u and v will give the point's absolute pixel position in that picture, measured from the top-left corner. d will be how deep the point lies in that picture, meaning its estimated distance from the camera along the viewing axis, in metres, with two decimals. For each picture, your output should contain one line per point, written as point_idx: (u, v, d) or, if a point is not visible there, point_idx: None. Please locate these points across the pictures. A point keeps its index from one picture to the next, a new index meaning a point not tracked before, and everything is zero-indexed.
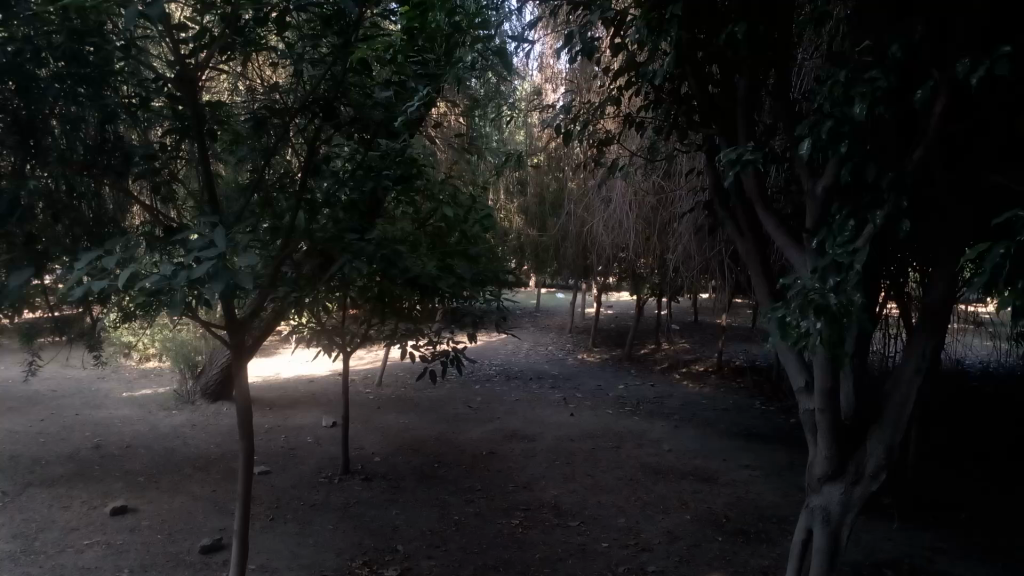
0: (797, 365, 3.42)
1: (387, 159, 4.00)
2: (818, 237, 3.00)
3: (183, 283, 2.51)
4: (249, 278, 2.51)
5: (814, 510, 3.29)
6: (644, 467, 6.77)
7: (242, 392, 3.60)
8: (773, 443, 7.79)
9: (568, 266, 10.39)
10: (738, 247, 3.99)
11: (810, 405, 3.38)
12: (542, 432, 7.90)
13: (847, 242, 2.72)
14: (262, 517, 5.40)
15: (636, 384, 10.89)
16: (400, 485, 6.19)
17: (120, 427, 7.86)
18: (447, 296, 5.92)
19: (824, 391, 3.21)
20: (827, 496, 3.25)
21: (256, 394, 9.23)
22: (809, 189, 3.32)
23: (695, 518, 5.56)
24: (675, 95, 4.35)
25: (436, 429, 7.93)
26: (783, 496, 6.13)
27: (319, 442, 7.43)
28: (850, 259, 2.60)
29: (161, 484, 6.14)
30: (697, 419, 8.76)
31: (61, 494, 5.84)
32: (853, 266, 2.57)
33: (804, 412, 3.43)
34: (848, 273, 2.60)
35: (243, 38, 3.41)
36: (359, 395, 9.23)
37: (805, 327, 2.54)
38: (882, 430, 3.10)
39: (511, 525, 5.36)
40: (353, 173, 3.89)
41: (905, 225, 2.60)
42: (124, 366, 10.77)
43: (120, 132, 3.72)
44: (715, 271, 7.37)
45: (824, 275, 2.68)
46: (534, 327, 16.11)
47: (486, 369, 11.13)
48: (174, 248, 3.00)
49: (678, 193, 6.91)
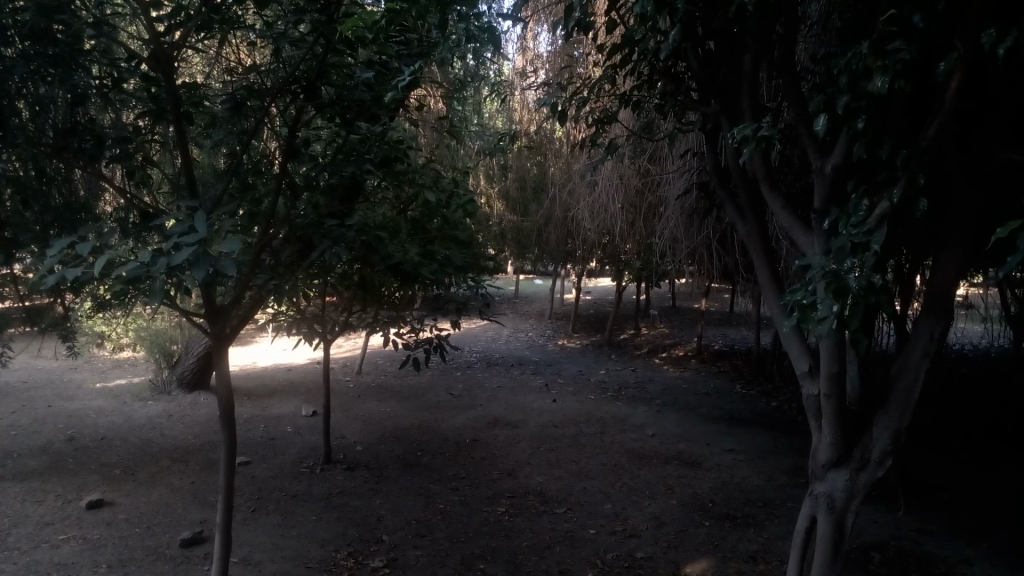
0: (801, 350, 3.38)
1: (368, 142, 3.92)
2: (831, 218, 2.92)
3: (163, 270, 2.39)
4: (234, 263, 2.40)
5: (819, 496, 3.24)
6: (629, 453, 6.75)
7: (223, 381, 3.47)
8: (756, 427, 7.80)
9: (549, 252, 10.32)
10: (739, 229, 3.94)
11: (815, 390, 3.35)
12: (525, 418, 7.85)
13: (862, 222, 2.65)
14: (243, 508, 5.30)
15: (617, 370, 10.87)
16: (383, 474, 6.11)
17: (95, 418, 7.69)
18: (429, 282, 5.83)
19: (830, 373, 3.17)
20: (831, 483, 3.21)
21: (233, 383, 9.08)
22: (818, 167, 3.25)
23: (682, 503, 5.54)
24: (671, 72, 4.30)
25: (418, 417, 7.84)
26: (769, 480, 6.12)
27: (299, 431, 7.32)
28: (867, 239, 2.52)
29: (138, 476, 6.01)
30: (679, 404, 8.76)
31: (34, 488, 5.69)
32: (870, 247, 2.50)
33: (808, 397, 3.39)
34: (865, 254, 2.53)
35: (220, 16, 3.25)
36: (339, 384, 9.12)
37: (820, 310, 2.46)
38: (886, 413, 3.06)
39: (497, 513, 5.30)
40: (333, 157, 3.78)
41: (923, 203, 2.54)
42: (97, 356, 10.56)
43: (91, 115, 3.56)
44: (701, 256, 7.32)
45: (840, 256, 2.60)
46: (514, 313, 16.06)
47: (467, 356, 11.06)
48: (151, 232, 2.87)
49: (665, 177, 6.85)
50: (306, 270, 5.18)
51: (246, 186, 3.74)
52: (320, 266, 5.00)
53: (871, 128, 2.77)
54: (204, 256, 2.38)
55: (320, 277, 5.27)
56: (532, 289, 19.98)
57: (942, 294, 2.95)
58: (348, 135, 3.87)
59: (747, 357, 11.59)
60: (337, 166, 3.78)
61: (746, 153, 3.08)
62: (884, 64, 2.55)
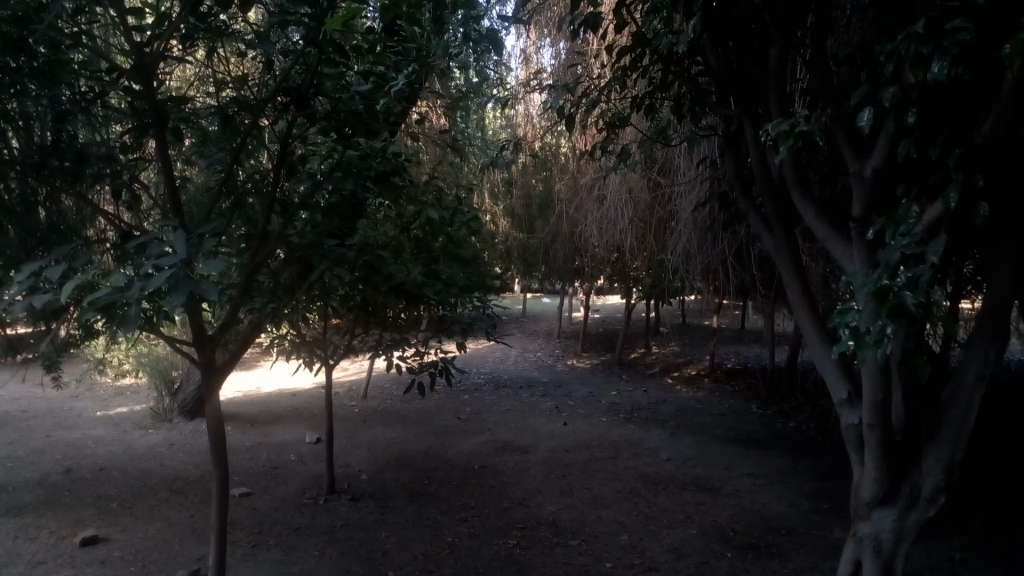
0: (838, 377, 3.39)
1: (368, 158, 3.70)
2: (877, 224, 2.76)
3: (138, 296, 2.20)
4: (217, 287, 2.21)
5: (863, 539, 3.24)
6: (644, 479, 6.50)
7: (215, 414, 3.28)
8: (775, 449, 7.55)
9: (556, 270, 10.12)
10: (765, 242, 3.91)
11: (853, 420, 3.34)
12: (535, 443, 7.61)
13: (914, 230, 2.49)
14: (243, 543, 5.08)
15: (628, 390, 10.62)
16: (389, 504, 5.88)
17: (94, 448, 7.49)
18: (434, 302, 5.64)
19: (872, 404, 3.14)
20: (877, 523, 3.20)
21: (236, 410, 8.87)
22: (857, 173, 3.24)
23: (701, 532, 5.28)
24: (686, 75, 4.31)
25: (425, 442, 7.62)
26: (791, 506, 5.87)
27: (302, 459, 7.10)
28: (924, 250, 2.36)
29: (135, 509, 5.80)
30: (694, 425, 8.51)
31: (27, 523, 5.47)
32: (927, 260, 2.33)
33: (846, 427, 3.38)
34: (921, 266, 2.36)
35: (203, 25, 3.08)
36: (344, 408, 8.91)
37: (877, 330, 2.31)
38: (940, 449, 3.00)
39: (508, 545, 5.06)
40: (331, 172, 3.56)
41: (984, 210, 2.38)
42: (98, 384, 10.38)
43: (75, 133, 3.41)
44: (718, 273, 7.11)
45: (893, 269, 2.43)
46: (522, 333, 15.83)
47: (475, 378, 10.84)
48: (136, 253, 2.70)
49: (677, 191, 6.65)
50: (299, 293, 4.94)
51: (240, 203, 3.59)
52: (313, 282, 4.78)
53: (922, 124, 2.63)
54: (186, 280, 2.19)
55: (316, 298, 5.06)
56: (540, 308, 19.74)
57: (1001, 309, 2.89)
58: (346, 150, 3.70)
59: (761, 375, 11.33)
60: (339, 181, 3.58)
61: (784, 150, 2.89)
62: (940, 48, 2.34)
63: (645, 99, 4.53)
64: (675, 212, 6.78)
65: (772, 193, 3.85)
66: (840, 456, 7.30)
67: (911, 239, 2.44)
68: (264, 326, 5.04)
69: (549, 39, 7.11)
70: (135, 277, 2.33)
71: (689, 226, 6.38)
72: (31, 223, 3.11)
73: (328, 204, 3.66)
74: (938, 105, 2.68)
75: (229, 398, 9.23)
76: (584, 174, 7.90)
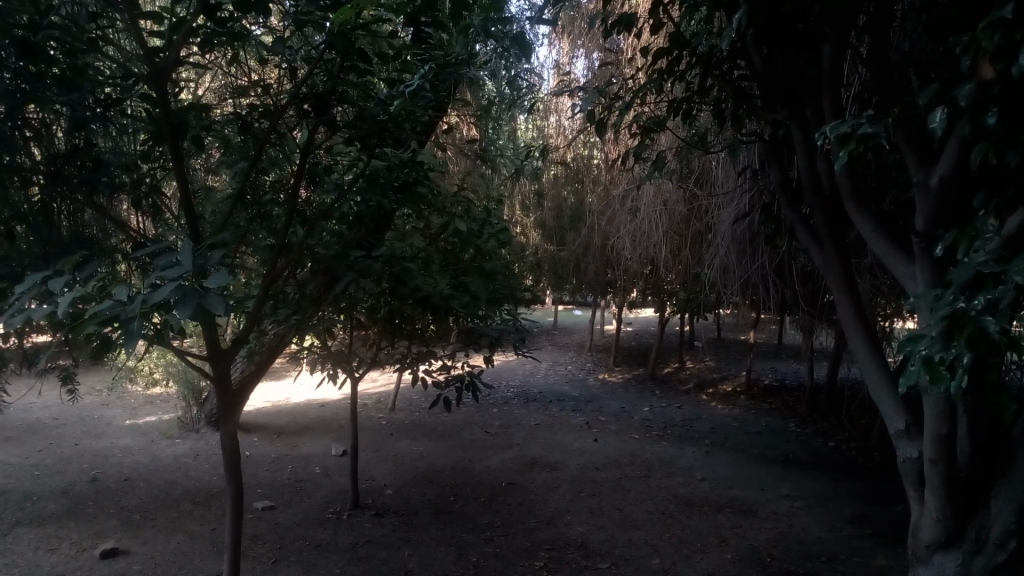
0: (895, 408, 3.46)
1: (394, 168, 3.61)
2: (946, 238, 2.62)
3: (139, 309, 2.13)
4: (223, 301, 2.09)
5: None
6: (677, 499, 6.27)
7: (230, 428, 3.17)
8: (813, 470, 7.28)
9: (588, 283, 9.94)
10: (815, 257, 3.87)
11: (915, 452, 3.41)
12: (564, 460, 7.42)
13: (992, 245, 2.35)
14: (263, 559, 4.96)
15: (661, 406, 10.38)
16: (413, 521, 5.73)
17: (120, 458, 7.47)
18: (462, 314, 5.50)
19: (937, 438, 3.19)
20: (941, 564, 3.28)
21: (264, 420, 8.81)
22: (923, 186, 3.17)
23: (737, 558, 5.06)
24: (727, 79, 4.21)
25: (452, 457, 7.48)
26: (831, 531, 5.61)
27: (327, 473, 6.99)
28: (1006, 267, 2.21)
29: (157, 521, 5.73)
30: (729, 443, 8.26)
31: (49, 533, 5.43)
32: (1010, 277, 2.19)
33: (907, 460, 3.45)
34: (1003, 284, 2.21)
35: (218, 27, 2.99)
36: (371, 421, 8.80)
37: (956, 355, 2.16)
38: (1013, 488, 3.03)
39: (533, 567, 4.88)
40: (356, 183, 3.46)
41: None
42: (129, 393, 10.41)
43: (94, 141, 3.35)
44: (757, 290, 6.88)
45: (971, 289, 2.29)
46: (552, 347, 15.64)
47: (504, 391, 10.68)
48: (146, 262, 2.61)
49: (715, 202, 6.46)
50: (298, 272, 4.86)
51: (264, 214, 3.51)
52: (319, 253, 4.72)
53: (999, 128, 2.48)
54: (193, 293, 2.08)
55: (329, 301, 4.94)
56: (571, 321, 19.52)
57: None
58: (371, 157, 3.67)
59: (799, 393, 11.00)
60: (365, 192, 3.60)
61: (845, 155, 2.73)
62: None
63: (683, 103, 4.37)
64: (712, 224, 6.59)
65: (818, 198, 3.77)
66: (883, 479, 7.00)
67: (989, 259, 2.29)
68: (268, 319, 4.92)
69: (582, 50, 6.99)
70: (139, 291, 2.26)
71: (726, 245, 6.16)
72: (47, 232, 3.05)
73: (353, 215, 3.63)
74: (1015, 106, 2.54)
75: (256, 408, 9.17)
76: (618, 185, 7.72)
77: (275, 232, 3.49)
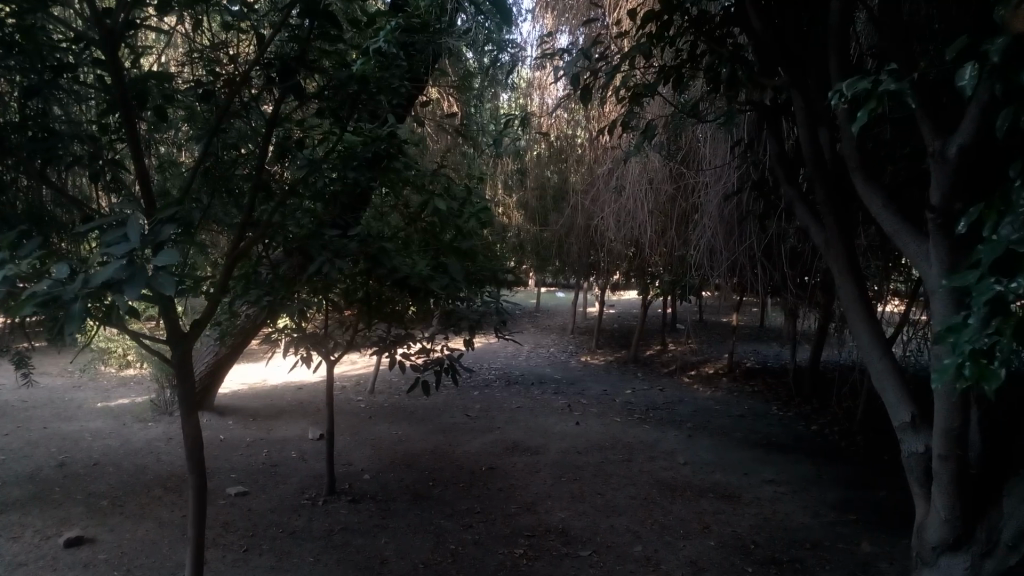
0: (901, 399, 3.37)
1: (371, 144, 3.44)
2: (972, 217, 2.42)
3: (81, 289, 1.96)
4: (171, 281, 1.95)
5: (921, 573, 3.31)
6: (659, 484, 6.18)
7: (192, 420, 3.01)
8: (797, 454, 7.22)
9: (571, 264, 9.81)
10: (816, 234, 3.81)
11: (915, 445, 3.33)
12: (545, 443, 7.31)
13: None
14: (235, 547, 4.81)
15: (644, 389, 10.30)
16: (390, 507, 5.60)
17: (90, 442, 7.27)
18: (442, 296, 5.35)
19: (945, 434, 3.10)
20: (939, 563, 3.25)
21: (240, 403, 8.63)
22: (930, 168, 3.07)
23: (720, 545, 4.97)
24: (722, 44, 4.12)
25: (432, 441, 7.35)
26: (816, 517, 5.54)
27: (303, 457, 6.83)
28: None
29: (126, 508, 5.56)
30: (711, 427, 8.18)
31: (12, 521, 5.25)
32: None
33: (908, 454, 3.37)
34: None
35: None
36: (350, 404, 8.65)
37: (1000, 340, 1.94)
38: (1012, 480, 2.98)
39: (513, 555, 4.76)
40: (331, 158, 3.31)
41: None
42: (101, 374, 10.18)
43: (46, 109, 3.13)
44: (746, 272, 6.79)
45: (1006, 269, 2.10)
46: (534, 328, 15.53)
47: (485, 374, 10.55)
48: (94, 234, 2.45)
49: (703, 180, 6.34)
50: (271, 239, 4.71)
51: (231, 187, 3.36)
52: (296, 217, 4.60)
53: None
54: (141, 273, 1.94)
55: (305, 281, 4.77)
56: (554, 303, 19.40)
57: None
58: (345, 132, 3.54)
59: (781, 376, 10.97)
60: (341, 169, 3.46)
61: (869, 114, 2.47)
62: None
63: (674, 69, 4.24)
64: (699, 203, 6.47)
65: (818, 166, 3.72)
66: (866, 463, 6.95)
67: (1018, 235, 2.13)
68: (238, 296, 4.75)
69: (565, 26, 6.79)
70: (83, 269, 2.09)
71: (711, 223, 6.09)
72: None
73: (328, 193, 3.49)
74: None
75: (232, 391, 8.98)
76: (602, 165, 7.57)
77: (241, 208, 3.34)
